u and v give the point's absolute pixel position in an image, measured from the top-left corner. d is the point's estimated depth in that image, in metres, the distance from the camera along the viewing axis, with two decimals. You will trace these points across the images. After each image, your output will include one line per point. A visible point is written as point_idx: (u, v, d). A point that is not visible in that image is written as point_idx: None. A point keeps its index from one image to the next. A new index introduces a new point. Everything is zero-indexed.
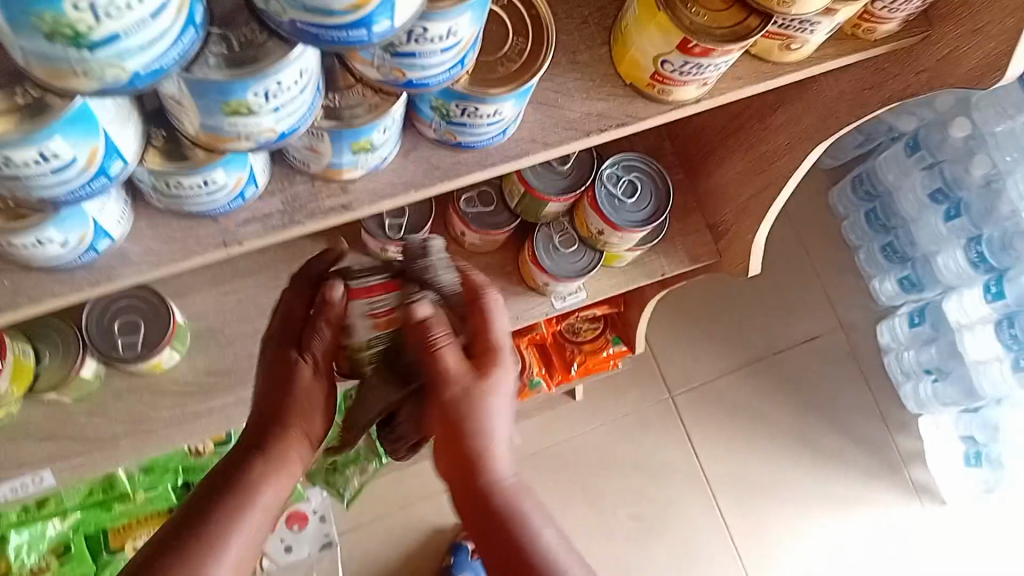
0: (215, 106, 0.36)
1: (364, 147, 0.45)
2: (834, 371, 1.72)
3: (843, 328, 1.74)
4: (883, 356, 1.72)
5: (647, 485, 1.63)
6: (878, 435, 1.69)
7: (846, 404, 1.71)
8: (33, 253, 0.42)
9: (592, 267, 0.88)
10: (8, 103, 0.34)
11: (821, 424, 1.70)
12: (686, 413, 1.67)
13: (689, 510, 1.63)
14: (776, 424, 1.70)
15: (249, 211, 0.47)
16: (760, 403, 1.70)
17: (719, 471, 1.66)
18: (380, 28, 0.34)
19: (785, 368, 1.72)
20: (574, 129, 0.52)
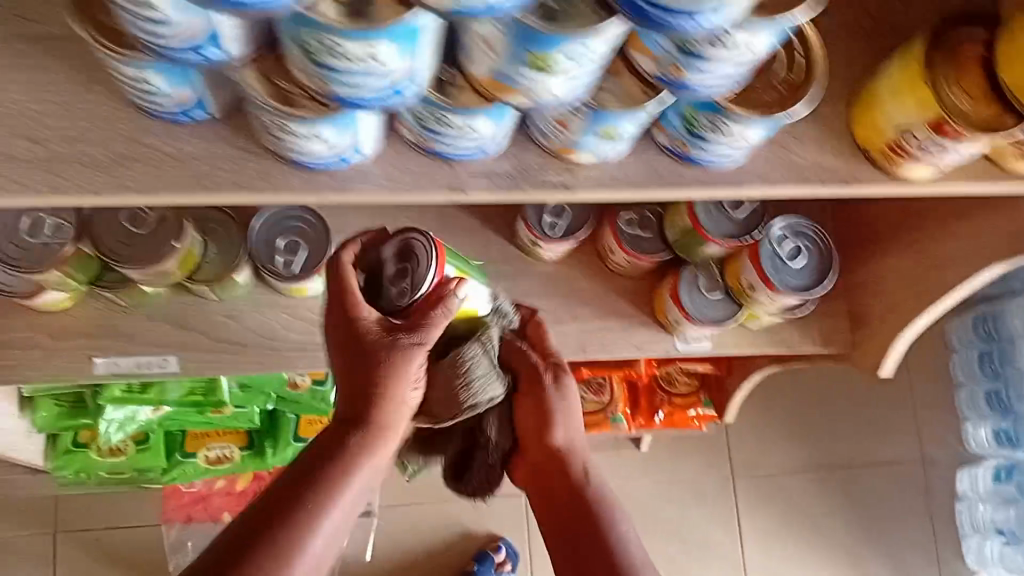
0: (523, 56, 0.38)
1: (610, 134, 0.48)
2: (904, 501, 1.82)
3: (923, 461, 1.82)
4: (956, 503, 1.79)
5: (682, 555, 1.74)
6: None
7: (903, 537, 1.81)
8: (294, 143, 0.44)
9: (728, 321, 0.89)
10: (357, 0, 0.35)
11: (872, 550, 1.78)
12: (744, 499, 1.77)
13: None
14: (833, 536, 1.77)
15: (481, 165, 0.50)
16: (817, 513, 1.78)
17: (759, 565, 1.75)
18: (705, 22, 0.36)
19: (854, 485, 1.81)
20: (797, 175, 0.53)
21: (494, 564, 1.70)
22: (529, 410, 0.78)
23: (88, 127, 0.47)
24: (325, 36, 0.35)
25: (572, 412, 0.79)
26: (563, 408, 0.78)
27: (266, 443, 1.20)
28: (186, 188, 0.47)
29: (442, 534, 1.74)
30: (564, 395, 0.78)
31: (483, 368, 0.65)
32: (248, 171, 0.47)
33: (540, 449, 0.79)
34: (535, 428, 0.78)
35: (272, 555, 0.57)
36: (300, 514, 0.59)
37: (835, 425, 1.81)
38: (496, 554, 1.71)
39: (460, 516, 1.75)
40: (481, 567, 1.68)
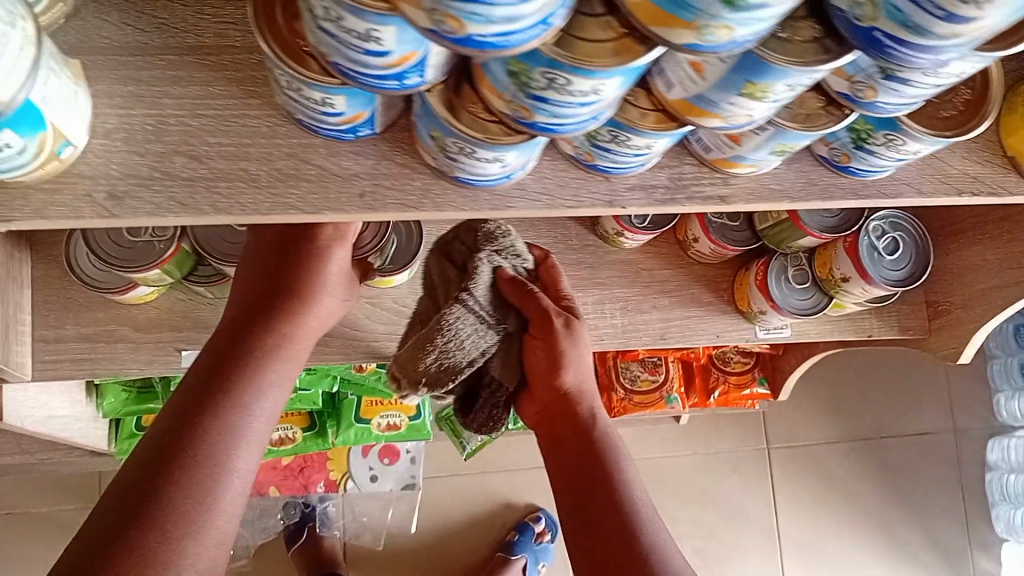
0: (739, 84, 0.37)
1: (781, 150, 0.47)
2: (935, 471, 1.91)
3: (955, 432, 1.92)
4: (987, 471, 1.89)
5: (721, 525, 1.83)
6: (957, 543, 1.88)
7: (933, 503, 1.90)
8: (472, 164, 0.44)
9: (818, 311, 0.88)
10: (602, 34, 0.34)
11: (905, 517, 1.89)
12: (777, 467, 1.87)
13: (749, 554, 1.82)
14: (867, 505, 1.88)
15: (638, 178, 0.49)
16: (851, 481, 1.88)
17: (794, 533, 1.85)
18: (943, 56, 0.35)
19: (886, 456, 1.91)
20: (947, 184, 0.53)
21: (533, 535, 1.71)
22: (539, 354, 0.76)
23: (248, 144, 0.46)
24: (557, 73, 0.34)
25: (586, 360, 0.78)
26: (581, 355, 0.77)
27: (329, 424, 1.20)
28: (351, 208, 0.46)
29: (485, 504, 1.76)
30: (576, 340, 0.76)
31: (470, 327, 0.70)
32: (411, 189, 0.47)
33: (549, 391, 0.78)
34: (544, 368, 0.76)
35: (204, 461, 0.59)
36: (208, 440, 0.59)
37: (873, 401, 1.91)
38: (536, 525, 1.72)
39: (501, 489, 1.77)
40: (523, 538, 1.70)
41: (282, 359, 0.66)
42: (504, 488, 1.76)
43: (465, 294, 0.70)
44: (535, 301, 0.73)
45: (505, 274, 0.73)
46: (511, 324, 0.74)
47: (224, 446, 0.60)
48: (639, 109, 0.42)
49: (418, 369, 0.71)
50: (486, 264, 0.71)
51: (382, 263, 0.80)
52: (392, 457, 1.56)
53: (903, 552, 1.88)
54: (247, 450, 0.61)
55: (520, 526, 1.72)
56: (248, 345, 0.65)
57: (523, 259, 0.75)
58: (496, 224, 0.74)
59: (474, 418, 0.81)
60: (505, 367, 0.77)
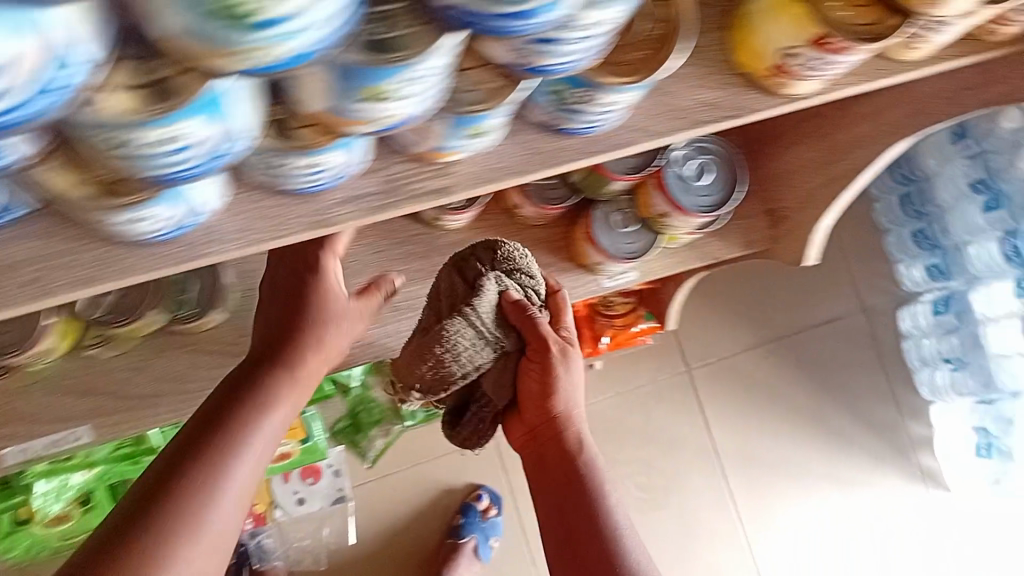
0: (351, 90, 0.33)
1: (477, 132, 0.43)
2: (844, 348, 1.76)
3: (864, 311, 1.76)
4: (902, 341, 1.73)
5: (657, 456, 1.67)
6: (887, 418, 1.76)
7: (852, 383, 1.76)
8: (128, 227, 0.40)
9: (647, 252, 0.87)
10: (141, 80, 0.30)
11: (833, 404, 1.75)
12: (702, 387, 1.71)
13: (693, 480, 1.69)
14: (795, 403, 1.74)
15: (344, 191, 0.45)
16: (774, 382, 1.74)
17: (728, 444, 1.71)
18: (540, 19, 0.31)
19: (800, 348, 1.74)
20: (684, 118, 0.49)
21: (479, 514, 1.58)
22: (530, 377, 0.72)
23: None
24: (112, 133, 0.31)
25: (578, 387, 0.74)
26: (574, 380, 0.73)
27: None
28: (17, 300, 0.41)
29: (421, 499, 1.63)
30: (569, 364, 0.72)
31: (469, 343, 0.68)
32: (85, 262, 0.42)
33: (539, 416, 0.73)
34: (536, 394, 0.72)
35: (157, 554, 0.51)
36: (167, 534, 0.52)
37: (773, 294, 1.74)
38: (479, 502, 1.60)
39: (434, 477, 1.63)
40: (469, 519, 1.57)
41: (265, 432, 0.60)
42: (435, 473, 1.63)
43: (467, 307, 0.68)
44: (538, 323, 0.70)
45: (509, 296, 0.70)
46: (510, 344, 0.71)
47: (181, 543, 0.52)
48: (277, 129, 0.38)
49: (414, 375, 0.70)
50: (491, 284, 0.69)
51: (175, 311, 0.78)
52: (314, 476, 1.51)
53: (836, 439, 1.74)
54: (206, 544, 0.54)
55: (462, 507, 1.59)
56: (240, 406, 0.60)
57: (535, 278, 0.74)
58: (513, 245, 0.73)
59: (460, 430, 0.79)
60: (498, 385, 0.73)
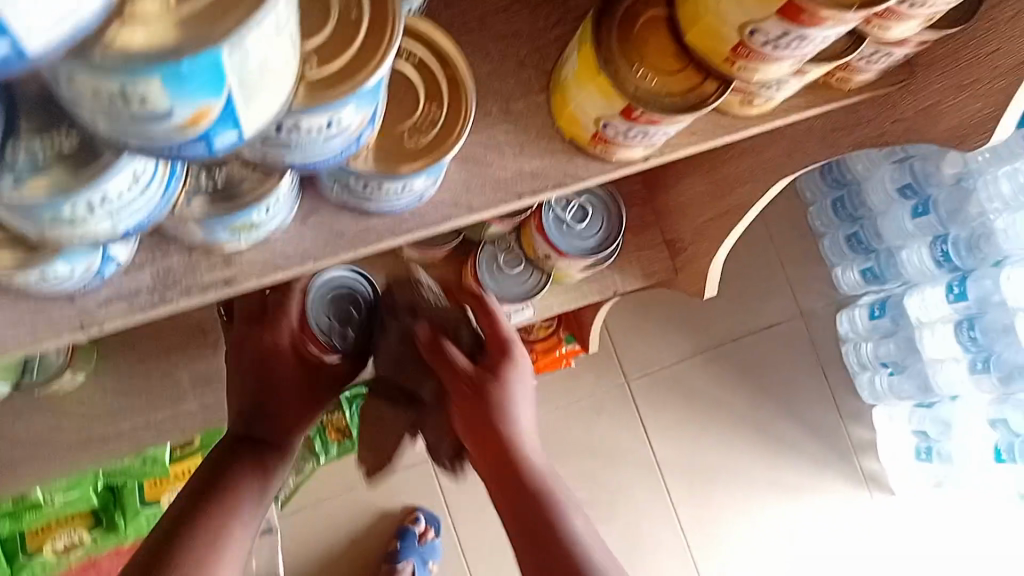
0: (27, 214, 0.29)
1: (243, 227, 0.39)
2: (792, 363, 1.55)
3: (803, 315, 1.55)
4: (841, 346, 1.54)
5: (598, 468, 1.49)
6: (829, 421, 1.55)
7: (799, 389, 1.55)
8: None
9: (535, 291, 0.83)
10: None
11: (777, 410, 1.55)
12: (643, 400, 1.51)
13: (639, 498, 1.50)
14: (739, 412, 1.54)
15: (110, 289, 0.40)
16: (717, 394, 1.54)
17: (670, 454, 1.52)
18: (225, 139, 0.27)
19: (747, 354, 1.55)
20: (504, 191, 0.46)
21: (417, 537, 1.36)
22: (461, 399, 0.64)
23: None
24: None
25: (522, 409, 0.64)
26: (513, 400, 0.64)
27: (115, 515, 1.12)
28: None
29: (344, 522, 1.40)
30: (503, 383, 0.64)
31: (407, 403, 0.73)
32: None
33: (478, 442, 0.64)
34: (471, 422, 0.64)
35: None
36: None
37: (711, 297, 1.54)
38: (418, 525, 1.37)
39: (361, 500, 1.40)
40: (406, 545, 1.35)
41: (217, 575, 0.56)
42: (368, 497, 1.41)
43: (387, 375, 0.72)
44: (451, 356, 0.66)
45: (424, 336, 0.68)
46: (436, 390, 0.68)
47: None
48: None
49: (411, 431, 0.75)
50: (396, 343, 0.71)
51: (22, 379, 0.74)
52: None
53: (786, 449, 1.54)
54: None
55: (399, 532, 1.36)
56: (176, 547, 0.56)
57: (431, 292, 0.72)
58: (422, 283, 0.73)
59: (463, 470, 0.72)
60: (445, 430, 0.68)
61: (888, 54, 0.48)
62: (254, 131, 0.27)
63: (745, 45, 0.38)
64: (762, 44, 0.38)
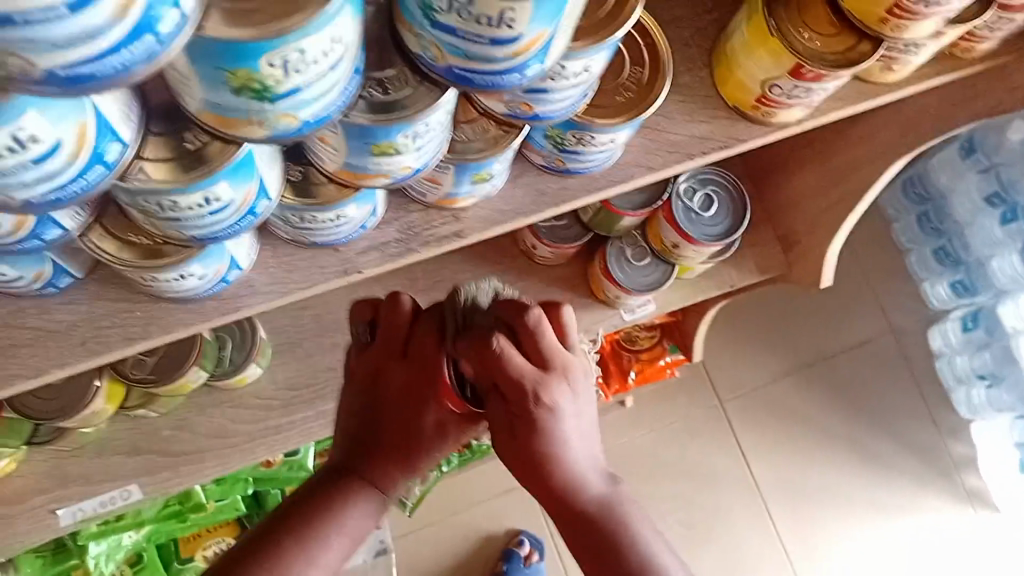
0: (363, 147, 0.36)
1: (482, 178, 0.46)
2: (887, 379, 1.54)
3: (895, 332, 1.55)
4: (935, 362, 1.52)
5: (694, 489, 1.46)
6: (928, 440, 1.51)
7: (898, 407, 1.53)
8: (171, 287, 0.43)
9: (665, 281, 0.89)
10: (174, 152, 0.33)
11: (875, 428, 1.52)
12: (738, 420, 1.50)
13: (738, 519, 1.46)
14: (835, 431, 1.51)
15: (368, 239, 0.48)
16: (811, 410, 1.52)
17: (771, 476, 1.48)
18: (531, 71, 0.34)
19: (840, 372, 1.53)
20: (678, 151, 0.53)
21: (522, 560, 1.35)
22: (504, 422, 0.52)
23: None
24: (156, 198, 0.34)
25: (575, 430, 0.52)
26: (567, 420, 0.51)
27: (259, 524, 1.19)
28: (74, 358, 0.45)
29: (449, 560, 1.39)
30: (568, 394, 0.52)
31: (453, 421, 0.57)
32: (132, 320, 0.46)
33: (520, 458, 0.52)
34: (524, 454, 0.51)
35: None
36: None
37: (801, 315, 1.55)
38: (522, 547, 1.36)
39: (470, 523, 1.40)
40: (512, 566, 1.33)
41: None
42: (473, 522, 1.40)
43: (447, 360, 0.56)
44: (509, 367, 0.50)
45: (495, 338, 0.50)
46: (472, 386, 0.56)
47: None
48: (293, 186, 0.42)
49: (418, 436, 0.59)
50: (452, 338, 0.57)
51: (213, 370, 0.79)
52: None
53: (886, 467, 1.50)
54: None
55: (504, 553, 1.36)
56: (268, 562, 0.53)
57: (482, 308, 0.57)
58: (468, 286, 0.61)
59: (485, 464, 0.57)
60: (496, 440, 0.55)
61: (1011, 20, 0.55)
62: (547, 67, 0.35)
63: (900, 6, 0.45)
64: (915, 2, 0.45)
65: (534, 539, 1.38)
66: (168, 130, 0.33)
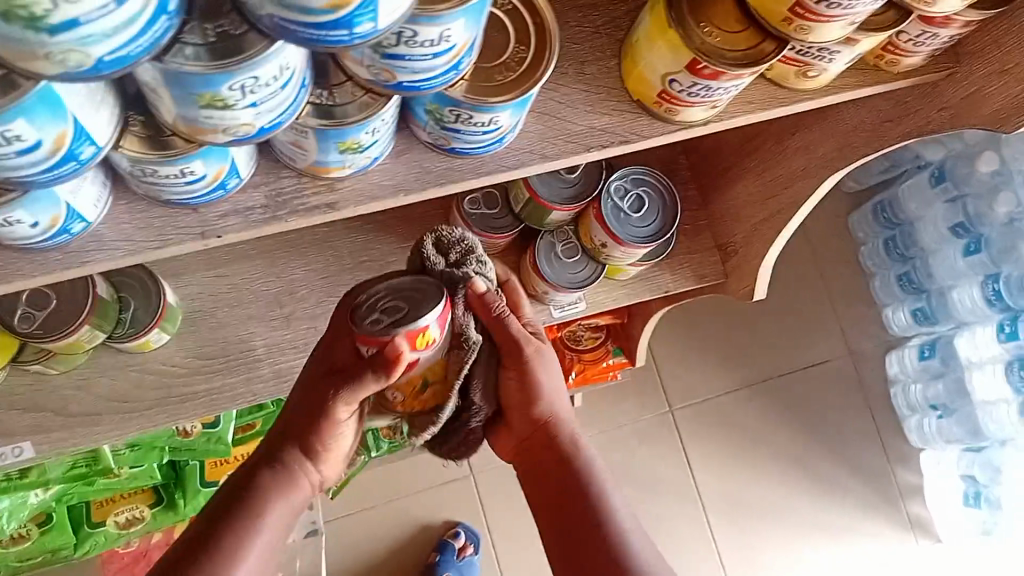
0: (190, 97, 0.34)
1: (351, 147, 0.44)
2: (839, 400, 1.50)
3: (852, 356, 1.52)
4: (890, 388, 1.50)
5: (636, 497, 1.43)
6: (875, 464, 1.49)
7: (849, 430, 1.50)
8: (3, 232, 0.40)
9: (592, 280, 0.87)
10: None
11: (823, 451, 1.49)
12: (685, 432, 1.47)
13: (678, 528, 1.43)
14: (782, 450, 1.49)
15: (231, 203, 0.46)
16: (760, 428, 1.49)
17: (712, 488, 1.46)
18: (362, 30, 0.32)
19: (790, 393, 1.50)
20: (575, 142, 0.51)
21: (456, 552, 1.32)
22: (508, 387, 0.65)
23: None
24: None
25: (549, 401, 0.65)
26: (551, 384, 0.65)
27: (176, 494, 1.16)
28: None
29: (378, 549, 1.35)
30: (551, 362, 0.65)
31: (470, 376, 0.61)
32: None
33: (525, 420, 0.66)
34: (519, 401, 0.65)
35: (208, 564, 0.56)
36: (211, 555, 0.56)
37: (758, 332, 1.51)
38: (457, 539, 1.34)
39: (403, 512, 1.37)
40: (444, 557, 1.31)
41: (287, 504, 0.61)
42: (406, 512, 1.37)
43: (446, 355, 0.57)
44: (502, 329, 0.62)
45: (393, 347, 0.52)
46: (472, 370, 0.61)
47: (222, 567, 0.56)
48: (139, 137, 0.39)
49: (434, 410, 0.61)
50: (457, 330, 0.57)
51: (114, 329, 0.77)
52: None
53: (831, 489, 1.47)
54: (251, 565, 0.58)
55: (438, 544, 1.33)
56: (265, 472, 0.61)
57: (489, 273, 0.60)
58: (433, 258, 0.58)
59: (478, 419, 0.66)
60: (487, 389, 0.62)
61: (935, 35, 0.53)
62: (387, 28, 0.33)
63: (803, 5, 0.43)
64: (818, 2, 0.43)
65: (468, 534, 1.35)
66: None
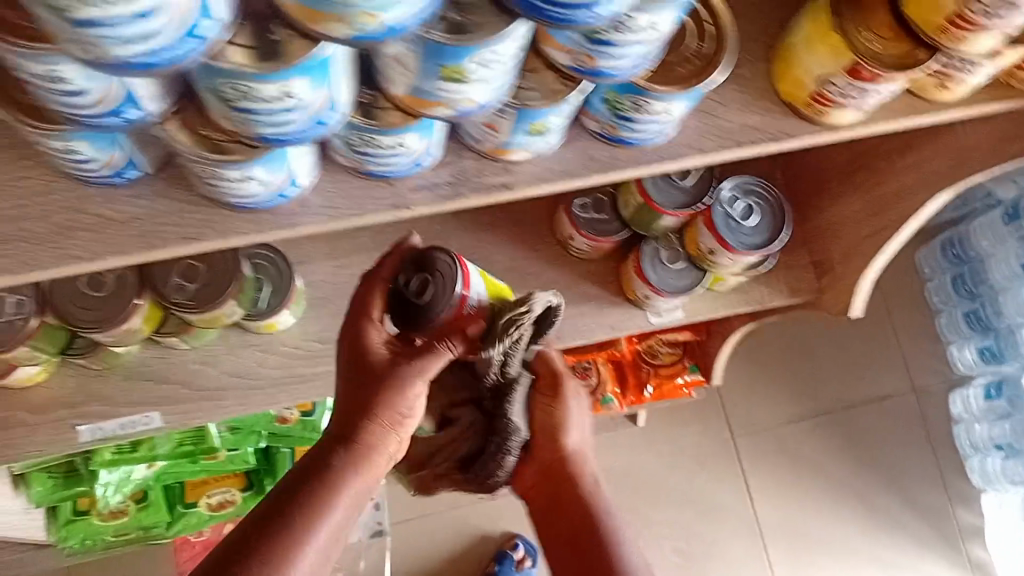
0: (435, 68, 0.39)
1: (539, 130, 0.48)
2: (904, 433, 1.51)
3: (915, 392, 1.52)
4: (953, 426, 1.50)
5: (695, 520, 1.45)
6: (934, 502, 1.49)
7: (914, 464, 1.50)
8: (233, 189, 0.45)
9: (695, 287, 0.91)
10: (254, 43, 0.36)
11: (883, 484, 1.49)
12: (747, 457, 1.48)
13: (736, 552, 1.44)
14: (847, 479, 1.49)
15: (421, 178, 0.51)
16: (821, 458, 1.49)
17: (771, 515, 1.46)
18: (599, 11, 0.36)
19: (857, 423, 1.51)
20: (729, 138, 0.54)
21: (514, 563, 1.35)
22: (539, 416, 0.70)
23: (25, 204, 0.46)
24: (237, 82, 0.36)
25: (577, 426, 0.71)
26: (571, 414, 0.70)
27: (265, 481, 1.20)
28: (135, 248, 0.47)
29: (442, 555, 1.38)
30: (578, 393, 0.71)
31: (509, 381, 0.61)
32: (191, 221, 0.48)
33: (551, 447, 0.70)
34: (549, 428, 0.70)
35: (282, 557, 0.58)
36: None
37: (826, 361, 1.52)
38: (516, 551, 1.36)
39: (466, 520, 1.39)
40: (502, 568, 1.34)
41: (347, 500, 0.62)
42: (468, 521, 1.39)
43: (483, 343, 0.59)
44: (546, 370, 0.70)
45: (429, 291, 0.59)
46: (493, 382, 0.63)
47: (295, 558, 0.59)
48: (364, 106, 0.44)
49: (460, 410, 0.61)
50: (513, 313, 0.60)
51: (250, 308, 0.82)
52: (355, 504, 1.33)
53: (890, 524, 1.47)
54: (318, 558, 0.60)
55: (497, 554, 1.36)
56: None
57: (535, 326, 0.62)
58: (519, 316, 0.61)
59: None
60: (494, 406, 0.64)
61: None
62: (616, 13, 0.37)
63: (960, 16, 0.46)
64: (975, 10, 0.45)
65: (528, 544, 1.37)
66: (256, 23, 0.36)
